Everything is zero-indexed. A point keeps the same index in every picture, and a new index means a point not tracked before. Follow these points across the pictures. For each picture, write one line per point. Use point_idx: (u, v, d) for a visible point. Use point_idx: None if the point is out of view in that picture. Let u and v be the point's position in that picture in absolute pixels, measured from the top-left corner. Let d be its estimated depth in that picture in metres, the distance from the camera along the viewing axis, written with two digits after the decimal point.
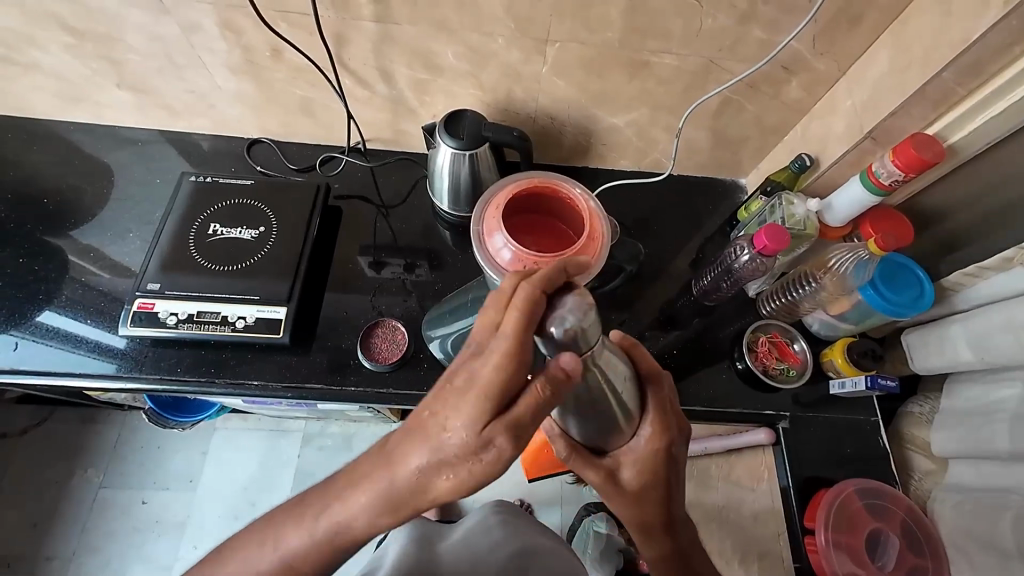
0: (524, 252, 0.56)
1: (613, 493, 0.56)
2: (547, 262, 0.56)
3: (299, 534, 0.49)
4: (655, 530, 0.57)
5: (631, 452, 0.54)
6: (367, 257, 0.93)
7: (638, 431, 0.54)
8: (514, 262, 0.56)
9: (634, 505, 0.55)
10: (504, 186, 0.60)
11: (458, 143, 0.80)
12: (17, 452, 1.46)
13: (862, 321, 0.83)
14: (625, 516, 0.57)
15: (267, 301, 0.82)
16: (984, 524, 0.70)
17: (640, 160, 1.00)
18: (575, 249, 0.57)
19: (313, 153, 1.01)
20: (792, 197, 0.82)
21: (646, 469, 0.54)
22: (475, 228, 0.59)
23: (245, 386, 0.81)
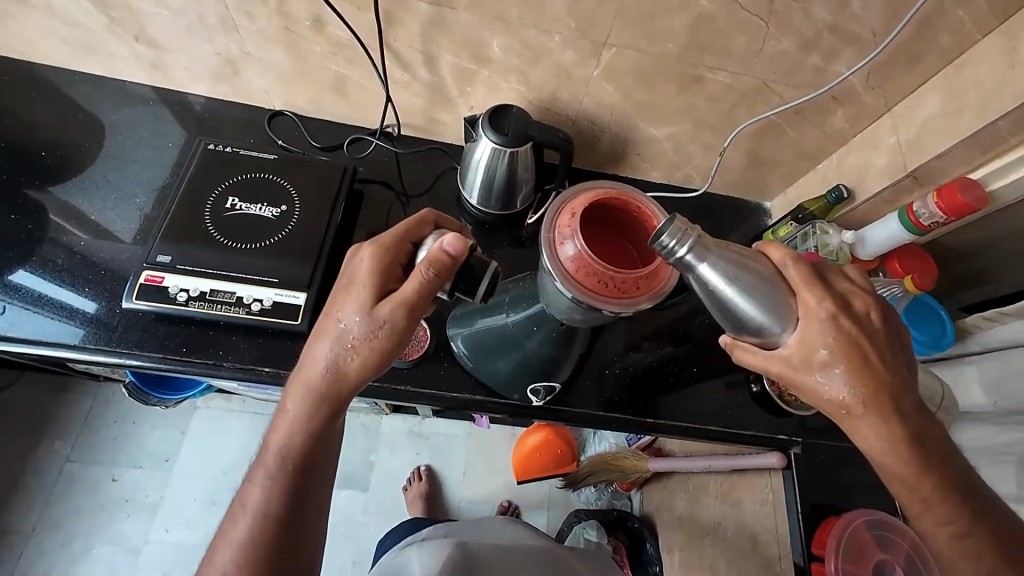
0: (601, 267, 0.53)
1: (801, 380, 0.51)
2: (624, 279, 0.53)
3: (253, 488, 0.54)
4: (856, 411, 0.49)
5: (802, 331, 0.50)
6: None
7: (803, 308, 0.50)
8: (589, 278, 0.53)
9: (829, 388, 0.50)
10: (577, 194, 0.56)
11: (502, 139, 0.77)
12: None
13: None
14: (824, 399, 0.50)
15: (286, 284, 0.78)
16: None
17: (671, 175, 0.99)
18: (651, 267, 0.54)
19: (338, 133, 0.96)
20: (827, 227, 0.83)
21: (826, 339, 0.49)
22: (546, 235, 0.56)
23: (255, 372, 0.76)
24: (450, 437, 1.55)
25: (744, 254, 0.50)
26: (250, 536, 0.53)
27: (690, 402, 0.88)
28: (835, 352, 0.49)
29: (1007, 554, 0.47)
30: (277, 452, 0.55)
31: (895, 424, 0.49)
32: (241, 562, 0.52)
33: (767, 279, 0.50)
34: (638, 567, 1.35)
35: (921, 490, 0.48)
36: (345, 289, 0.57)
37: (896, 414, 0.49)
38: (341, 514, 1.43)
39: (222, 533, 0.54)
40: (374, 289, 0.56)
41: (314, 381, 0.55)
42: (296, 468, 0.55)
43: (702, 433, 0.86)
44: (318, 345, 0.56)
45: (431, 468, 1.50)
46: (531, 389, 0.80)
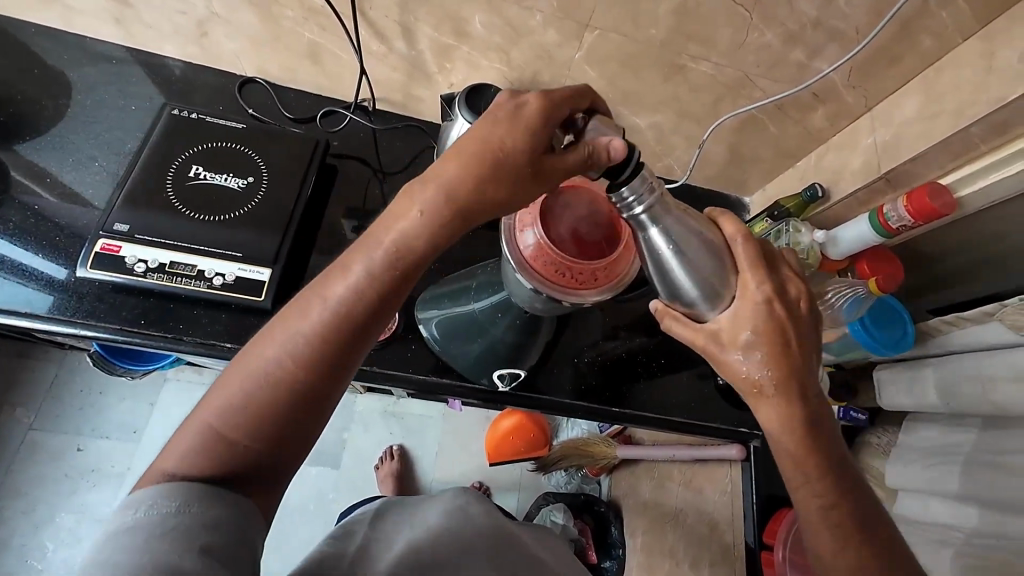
0: (559, 256, 0.52)
1: (719, 353, 0.52)
2: (581, 269, 0.53)
3: (343, 282, 0.48)
4: (768, 391, 0.51)
5: (734, 311, 0.51)
6: (350, 219, 0.87)
7: (741, 288, 0.51)
8: (546, 266, 0.53)
9: (742, 366, 0.52)
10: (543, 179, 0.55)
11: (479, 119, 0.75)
12: None
13: (843, 353, 0.85)
14: (739, 375, 0.52)
15: (250, 259, 0.75)
16: (927, 555, 0.75)
17: (653, 165, 0.99)
18: (612, 257, 0.53)
19: (313, 103, 0.93)
20: (800, 226, 0.83)
21: (755, 322, 0.51)
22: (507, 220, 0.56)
23: (216, 347, 0.75)
24: (424, 417, 1.56)
25: (698, 223, 0.50)
26: (316, 338, 0.47)
27: (658, 394, 0.88)
28: (758, 331, 0.50)
29: (867, 530, 0.51)
30: (386, 250, 0.48)
31: (796, 406, 0.51)
32: (299, 363, 0.47)
33: (712, 253, 0.50)
34: (601, 551, 1.37)
35: (805, 467, 0.51)
36: (508, 125, 0.47)
37: (800, 398, 0.51)
38: (313, 489, 1.44)
39: (285, 319, 0.48)
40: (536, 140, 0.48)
41: (447, 208, 0.48)
42: (398, 273, 0.49)
43: (667, 423, 0.87)
44: (455, 164, 0.48)
45: (404, 448, 1.51)
46: (497, 373, 0.79)
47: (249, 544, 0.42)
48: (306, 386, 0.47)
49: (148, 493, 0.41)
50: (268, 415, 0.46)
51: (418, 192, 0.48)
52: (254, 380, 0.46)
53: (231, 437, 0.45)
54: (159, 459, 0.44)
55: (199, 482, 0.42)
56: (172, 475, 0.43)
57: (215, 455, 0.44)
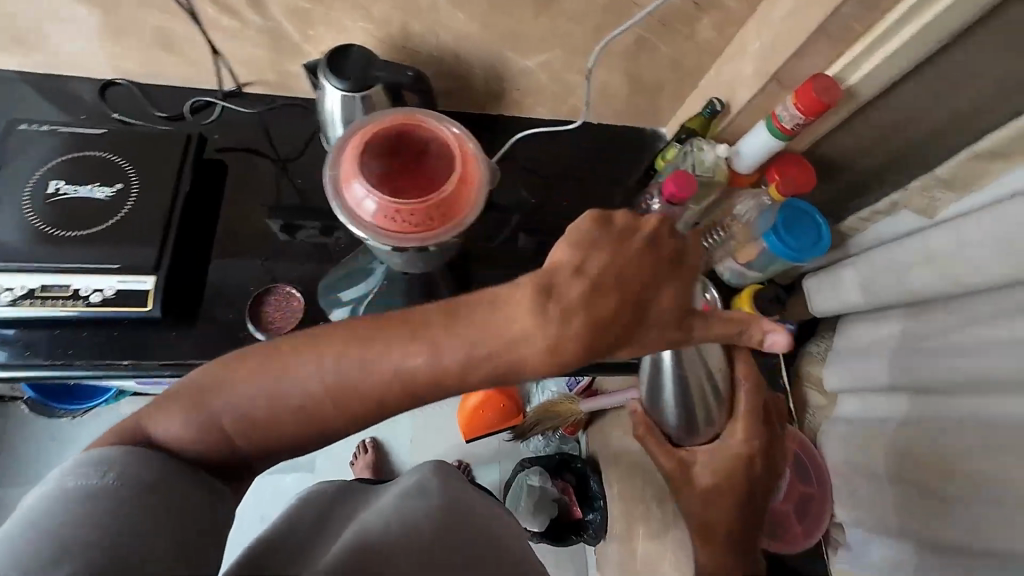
0: (387, 205, 0.56)
1: (681, 484, 0.55)
2: (412, 212, 0.57)
3: (415, 348, 0.43)
4: (718, 536, 0.52)
5: (718, 458, 0.54)
6: (276, 219, 0.84)
7: (727, 438, 0.55)
8: (377, 214, 0.56)
9: (700, 503, 0.53)
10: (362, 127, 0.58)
11: (346, 84, 0.70)
12: None
13: (767, 268, 0.84)
14: (694, 513, 0.53)
15: (129, 269, 0.71)
16: (860, 451, 0.75)
17: (558, 108, 0.95)
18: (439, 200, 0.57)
19: (183, 97, 0.87)
20: (703, 143, 0.82)
21: (729, 471, 0.53)
22: (332, 174, 0.59)
23: (111, 367, 0.71)
24: None
25: (714, 361, 0.54)
26: (359, 399, 0.44)
27: None
28: (728, 474, 0.53)
29: None
30: (479, 335, 0.42)
31: (733, 559, 0.51)
32: (327, 399, 0.45)
33: (716, 396, 0.54)
34: (585, 504, 1.38)
35: None
36: (676, 273, 0.45)
37: (742, 552, 0.51)
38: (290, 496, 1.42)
39: (343, 344, 0.44)
40: (690, 297, 0.45)
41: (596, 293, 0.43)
42: (469, 367, 0.43)
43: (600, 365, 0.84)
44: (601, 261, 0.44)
45: (376, 440, 1.49)
46: None
47: (210, 537, 0.43)
48: (321, 424, 0.46)
49: (117, 457, 0.42)
50: (266, 431, 0.46)
51: (607, 265, 0.44)
52: (278, 406, 0.45)
53: (231, 440, 0.46)
54: (148, 418, 0.45)
55: (167, 462, 0.44)
56: (157, 443, 0.45)
57: (210, 443, 0.46)
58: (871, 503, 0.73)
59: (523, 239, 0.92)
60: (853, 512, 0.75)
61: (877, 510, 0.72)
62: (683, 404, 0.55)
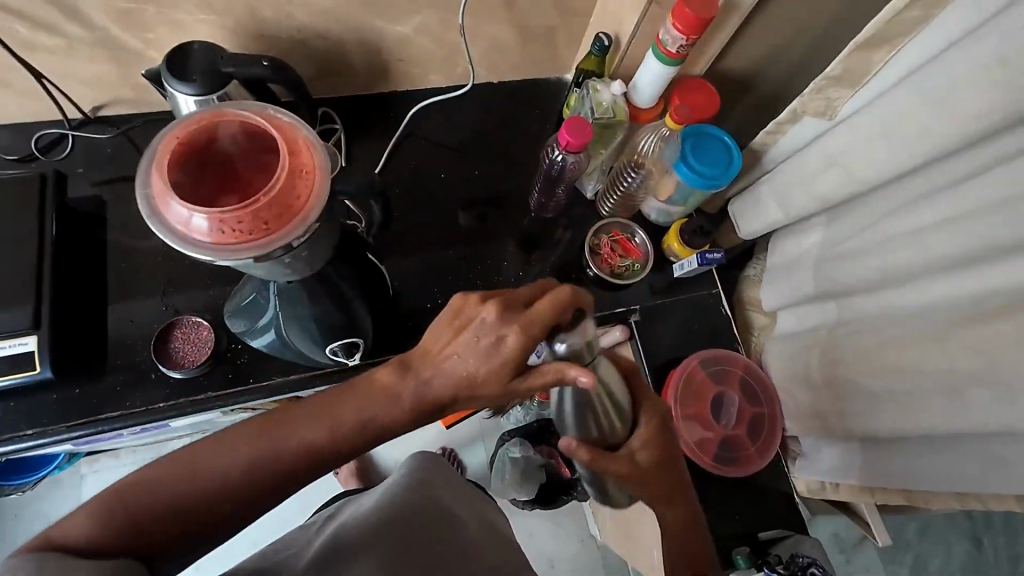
0: (212, 215, 0.43)
1: (628, 480, 0.49)
2: (243, 219, 0.44)
3: (329, 418, 0.45)
4: (671, 499, 0.51)
5: (649, 430, 0.50)
6: None
7: (651, 414, 0.51)
8: (206, 231, 0.43)
9: (652, 483, 0.50)
10: (164, 135, 0.45)
11: (195, 87, 0.64)
12: None
13: (688, 200, 0.82)
14: (644, 492, 0.50)
15: (5, 334, 0.65)
16: (800, 365, 0.76)
17: (451, 73, 0.89)
18: (276, 195, 0.44)
19: (33, 134, 0.78)
20: (597, 84, 0.77)
21: (665, 433, 0.51)
22: (143, 193, 0.44)
23: (16, 439, 0.68)
24: None
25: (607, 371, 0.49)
26: (279, 472, 0.44)
27: None
28: (665, 449, 0.50)
29: None
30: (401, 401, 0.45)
31: (683, 515, 0.52)
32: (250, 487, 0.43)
33: (618, 388, 0.50)
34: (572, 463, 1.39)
35: None
36: (487, 357, 0.44)
37: (687, 504, 0.52)
38: (279, 517, 1.40)
39: (252, 436, 0.44)
40: (505, 371, 0.44)
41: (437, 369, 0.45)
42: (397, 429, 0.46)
43: None
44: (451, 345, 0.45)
45: None
46: (330, 351, 0.71)
47: None
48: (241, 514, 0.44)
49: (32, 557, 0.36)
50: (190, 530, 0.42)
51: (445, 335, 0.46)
52: (202, 504, 0.42)
53: (155, 547, 0.41)
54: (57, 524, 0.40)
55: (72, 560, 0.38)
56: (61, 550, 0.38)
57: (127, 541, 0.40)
58: (816, 413, 0.75)
59: (439, 218, 0.88)
60: (802, 424, 0.77)
61: (822, 419, 0.74)
62: (581, 409, 0.50)
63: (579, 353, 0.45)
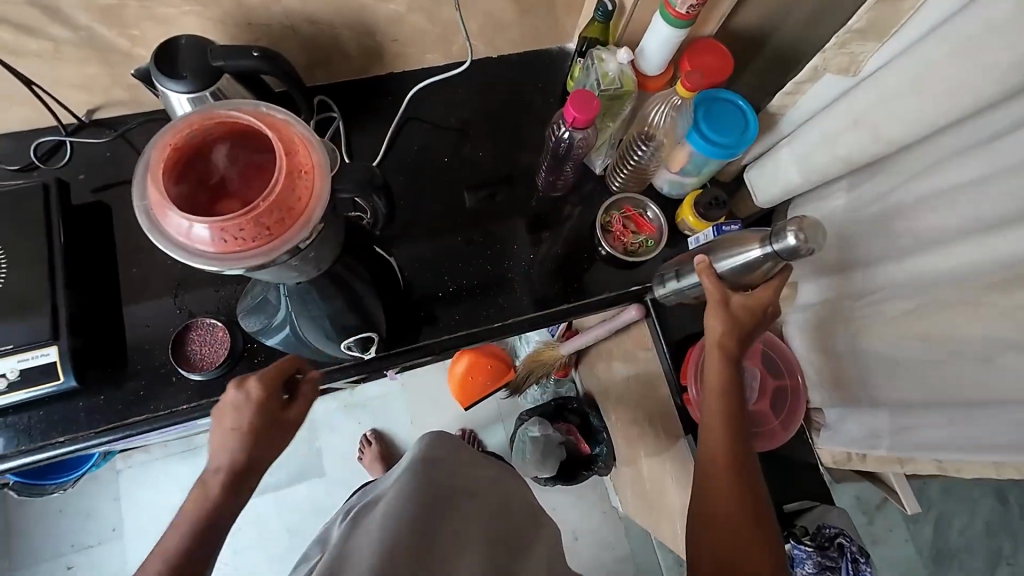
0: (212, 224, 0.42)
1: (714, 316, 0.64)
2: (242, 225, 0.43)
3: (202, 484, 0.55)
4: (728, 350, 0.63)
5: (756, 294, 0.64)
6: None
7: (756, 297, 0.64)
8: (207, 240, 0.43)
9: (724, 329, 0.63)
10: (157, 141, 0.44)
11: (186, 84, 0.62)
12: None
13: (702, 171, 0.79)
14: (710, 333, 0.64)
15: (26, 346, 0.66)
16: (824, 335, 0.74)
17: (448, 50, 0.85)
18: (274, 197, 0.43)
19: (31, 142, 0.77)
20: (603, 52, 0.72)
21: (762, 306, 0.64)
22: (143, 206, 0.44)
23: (48, 447, 0.69)
24: (386, 394, 1.54)
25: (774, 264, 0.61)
26: (196, 532, 0.52)
27: (540, 287, 0.83)
28: (756, 318, 0.64)
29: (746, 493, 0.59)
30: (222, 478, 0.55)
31: (727, 364, 0.64)
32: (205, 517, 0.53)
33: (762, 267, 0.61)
34: (591, 439, 1.41)
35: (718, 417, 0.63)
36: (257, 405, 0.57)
37: (732, 362, 0.64)
38: (308, 503, 1.44)
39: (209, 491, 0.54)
40: (265, 409, 0.57)
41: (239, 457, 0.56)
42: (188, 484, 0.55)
43: (555, 313, 0.83)
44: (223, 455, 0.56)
45: (377, 430, 1.50)
46: (345, 346, 0.71)
47: None
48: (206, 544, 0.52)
49: None
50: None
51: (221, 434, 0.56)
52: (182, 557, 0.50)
53: None
54: None
55: None
56: None
57: None
58: (841, 383, 0.73)
59: (445, 203, 0.86)
60: (827, 394, 0.76)
61: (848, 389, 0.72)
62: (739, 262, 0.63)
63: (798, 249, 0.56)
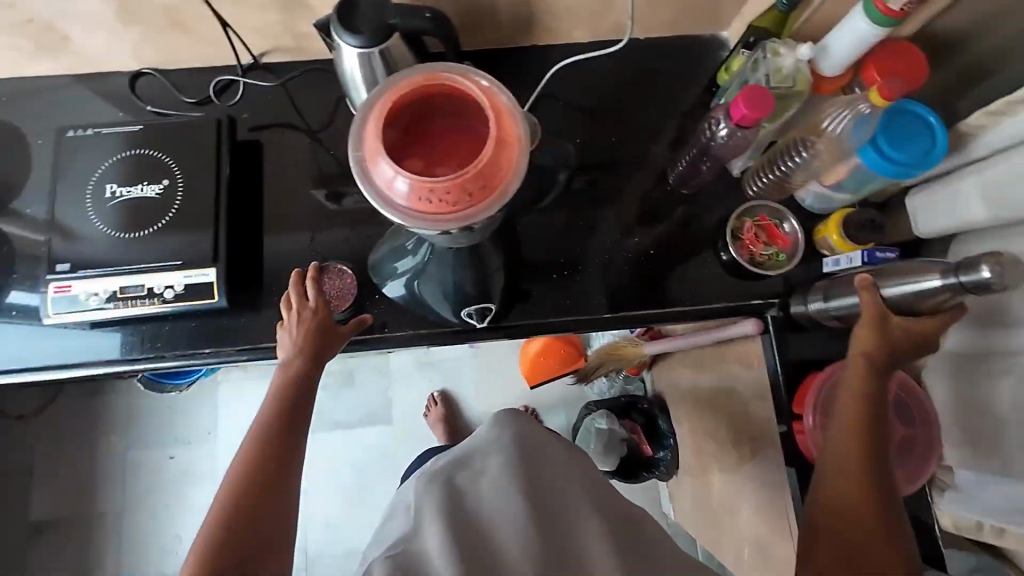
0: (416, 181, 0.47)
1: (867, 333, 0.60)
2: (446, 188, 0.47)
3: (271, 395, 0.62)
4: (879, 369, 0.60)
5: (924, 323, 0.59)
6: (320, 188, 0.83)
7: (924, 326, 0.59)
8: (409, 195, 0.47)
9: (877, 349, 0.60)
10: (384, 94, 0.49)
11: (360, 39, 0.64)
12: (21, 436, 1.41)
13: (861, 189, 0.72)
14: (862, 351, 0.60)
15: (191, 265, 0.74)
16: (979, 390, 0.66)
17: (598, 28, 0.83)
18: (481, 165, 0.47)
19: (208, 80, 0.85)
20: (779, 45, 0.68)
21: (927, 336, 0.59)
22: (356, 154, 0.49)
23: (195, 356, 0.77)
24: (458, 359, 1.59)
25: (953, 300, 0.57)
26: (264, 454, 0.57)
27: (656, 284, 0.80)
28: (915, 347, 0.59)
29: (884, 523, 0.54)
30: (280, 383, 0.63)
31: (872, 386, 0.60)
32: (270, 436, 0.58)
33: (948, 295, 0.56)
34: (654, 442, 1.39)
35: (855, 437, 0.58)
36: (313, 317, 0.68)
37: (879, 384, 0.60)
38: (374, 446, 1.53)
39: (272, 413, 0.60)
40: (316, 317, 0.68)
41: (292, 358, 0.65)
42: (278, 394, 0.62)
43: (667, 314, 0.80)
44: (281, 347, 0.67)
45: (444, 391, 1.56)
46: (465, 313, 0.75)
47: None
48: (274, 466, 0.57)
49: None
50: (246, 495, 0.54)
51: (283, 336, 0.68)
52: (253, 475, 0.55)
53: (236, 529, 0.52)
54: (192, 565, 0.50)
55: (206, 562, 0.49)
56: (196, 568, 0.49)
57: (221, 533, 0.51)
58: (990, 447, 0.65)
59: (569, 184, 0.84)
60: (968, 454, 0.68)
61: (997, 454, 0.64)
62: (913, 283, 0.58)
63: (990, 285, 0.51)
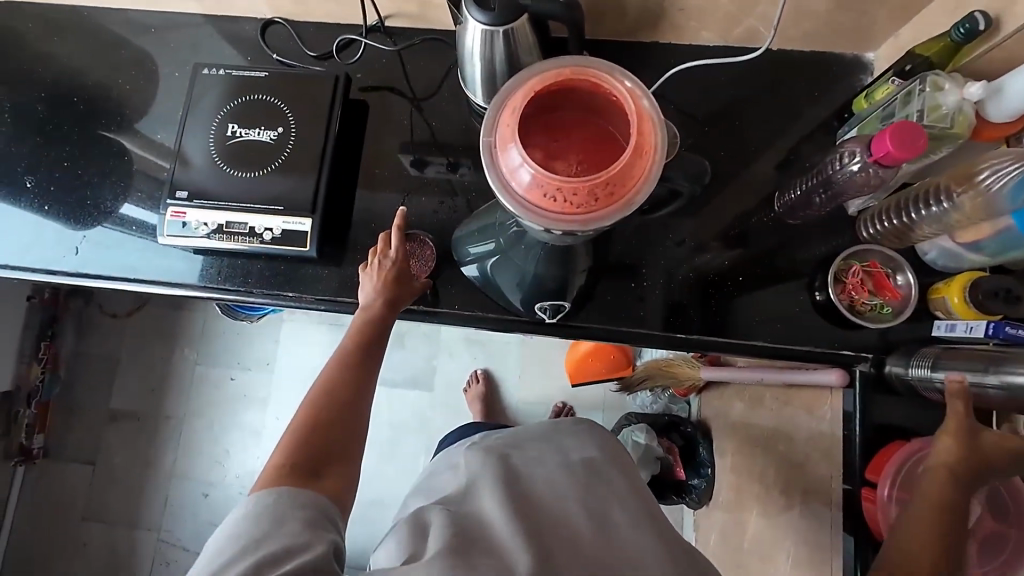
0: (543, 174, 0.46)
1: (960, 433, 0.58)
2: (574, 189, 0.47)
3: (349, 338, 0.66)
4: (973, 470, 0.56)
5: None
6: (405, 154, 0.84)
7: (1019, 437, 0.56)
8: (531, 186, 0.47)
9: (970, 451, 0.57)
10: (524, 81, 0.49)
11: (489, 16, 0.63)
12: (115, 332, 1.57)
13: (1002, 255, 0.63)
14: (952, 449, 0.58)
15: (292, 211, 0.78)
16: None
17: (729, 32, 0.78)
18: (614, 170, 0.46)
19: (331, 35, 0.88)
20: (941, 79, 0.61)
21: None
22: (486, 140, 0.50)
23: (281, 297, 0.81)
24: (506, 343, 1.60)
25: None
26: (334, 396, 0.60)
27: (739, 314, 0.76)
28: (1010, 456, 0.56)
29: None
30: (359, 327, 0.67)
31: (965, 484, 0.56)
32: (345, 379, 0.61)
33: None
34: (690, 468, 1.34)
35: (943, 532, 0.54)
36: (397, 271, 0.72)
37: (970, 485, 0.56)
38: (413, 408, 1.59)
39: (348, 357, 0.64)
40: (399, 270, 0.72)
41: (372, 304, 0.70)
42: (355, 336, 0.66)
43: (745, 347, 0.75)
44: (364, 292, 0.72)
45: (488, 371, 1.58)
46: (538, 305, 0.75)
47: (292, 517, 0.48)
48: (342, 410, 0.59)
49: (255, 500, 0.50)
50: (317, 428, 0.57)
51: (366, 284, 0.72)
52: (324, 412, 0.58)
53: (302, 461, 0.54)
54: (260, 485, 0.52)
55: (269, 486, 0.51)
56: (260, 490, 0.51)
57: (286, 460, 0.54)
58: None
59: None
60: None
61: None
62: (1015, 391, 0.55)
63: None
